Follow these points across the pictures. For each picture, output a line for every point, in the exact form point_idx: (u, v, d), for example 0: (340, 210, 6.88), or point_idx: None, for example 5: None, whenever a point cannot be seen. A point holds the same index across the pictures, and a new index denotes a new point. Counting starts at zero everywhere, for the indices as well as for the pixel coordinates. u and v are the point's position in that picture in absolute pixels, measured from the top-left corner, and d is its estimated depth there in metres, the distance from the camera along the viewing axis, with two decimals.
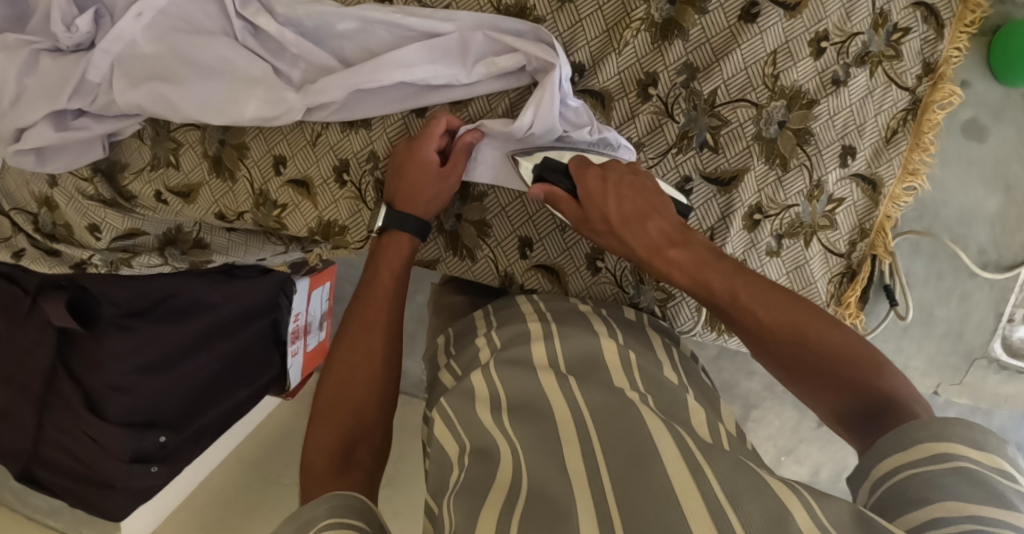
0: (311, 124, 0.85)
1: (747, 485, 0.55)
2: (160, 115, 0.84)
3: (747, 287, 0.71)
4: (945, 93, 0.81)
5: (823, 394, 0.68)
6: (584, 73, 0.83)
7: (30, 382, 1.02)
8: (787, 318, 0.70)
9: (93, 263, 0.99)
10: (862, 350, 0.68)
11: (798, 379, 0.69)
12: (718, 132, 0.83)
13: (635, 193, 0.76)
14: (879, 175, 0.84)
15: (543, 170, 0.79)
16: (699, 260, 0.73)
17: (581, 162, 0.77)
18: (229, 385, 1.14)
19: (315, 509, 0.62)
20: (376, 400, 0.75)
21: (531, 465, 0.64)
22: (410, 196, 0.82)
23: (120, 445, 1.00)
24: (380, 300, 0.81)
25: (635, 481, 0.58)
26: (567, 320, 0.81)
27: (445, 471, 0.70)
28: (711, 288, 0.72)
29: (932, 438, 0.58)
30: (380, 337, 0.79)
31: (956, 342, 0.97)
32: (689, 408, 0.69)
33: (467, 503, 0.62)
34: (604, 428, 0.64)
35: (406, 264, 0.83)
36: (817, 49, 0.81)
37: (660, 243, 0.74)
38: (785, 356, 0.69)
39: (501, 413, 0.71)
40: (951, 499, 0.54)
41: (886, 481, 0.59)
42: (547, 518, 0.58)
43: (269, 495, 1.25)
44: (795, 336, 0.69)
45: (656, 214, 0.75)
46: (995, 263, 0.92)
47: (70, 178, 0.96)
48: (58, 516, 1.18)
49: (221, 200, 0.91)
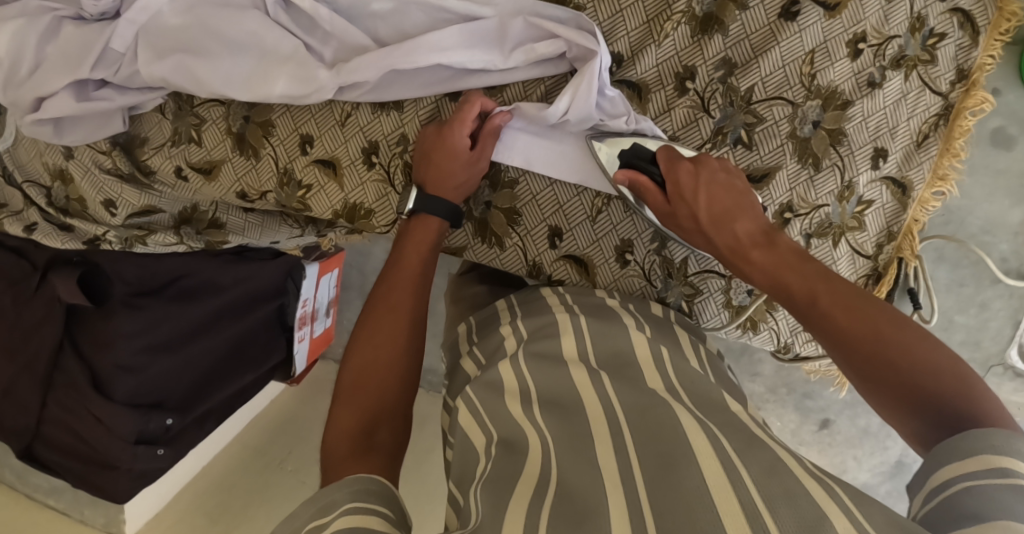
0: (342, 104, 0.84)
1: (780, 490, 0.53)
2: (183, 89, 0.82)
3: (828, 289, 0.67)
4: (977, 100, 0.81)
5: (902, 409, 0.62)
6: (622, 64, 0.82)
7: (35, 359, 1.00)
8: (867, 322, 0.65)
9: (107, 240, 0.97)
10: (954, 368, 0.61)
11: (873, 387, 0.64)
12: (753, 129, 0.82)
13: (724, 192, 0.75)
14: (909, 179, 0.84)
15: (632, 158, 0.79)
16: (781, 259, 0.71)
17: (670, 156, 0.77)
18: (235, 369, 1.13)
19: (338, 492, 0.61)
20: (400, 385, 0.73)
21: (560, 455, 0.63)
22: (439, 184, 0.81)
23: (125, 426, 0.98)
24: (407, 283, 0.79)
25: (667, 480, 0.57)
26: (595, 312, 0.80)
27: (469, 460, 0.69)
28: (789, 287, 0.70)
29: (994, 450, 0.54)
30: (406, 321, 0.77)
31: (973, 349, 0.98)
32: (721, 402, 0.68)
33: (492, 491, 0.61)
34: (637, 425, 0.64)
35: (434, 250, 0.81)
36: (854, 51, 0.80)
37: (743, 242, 0.73)
38: (863, 361, 0.64)
39: (531, 406, 0.70)
40: (1008, 518, 0.50)
41: (939, 491, 0.55)
42: (578, 509, 0.56)
43: (271, 481, 1.23)
44: (875, 342, 0.63)
45: (745, 214, 0.74)
46: (1016, 271, 0.93)
47: (87, 151, 0.93)
48: (58, 496, 1.17)
49: (244, 178, 0.89)
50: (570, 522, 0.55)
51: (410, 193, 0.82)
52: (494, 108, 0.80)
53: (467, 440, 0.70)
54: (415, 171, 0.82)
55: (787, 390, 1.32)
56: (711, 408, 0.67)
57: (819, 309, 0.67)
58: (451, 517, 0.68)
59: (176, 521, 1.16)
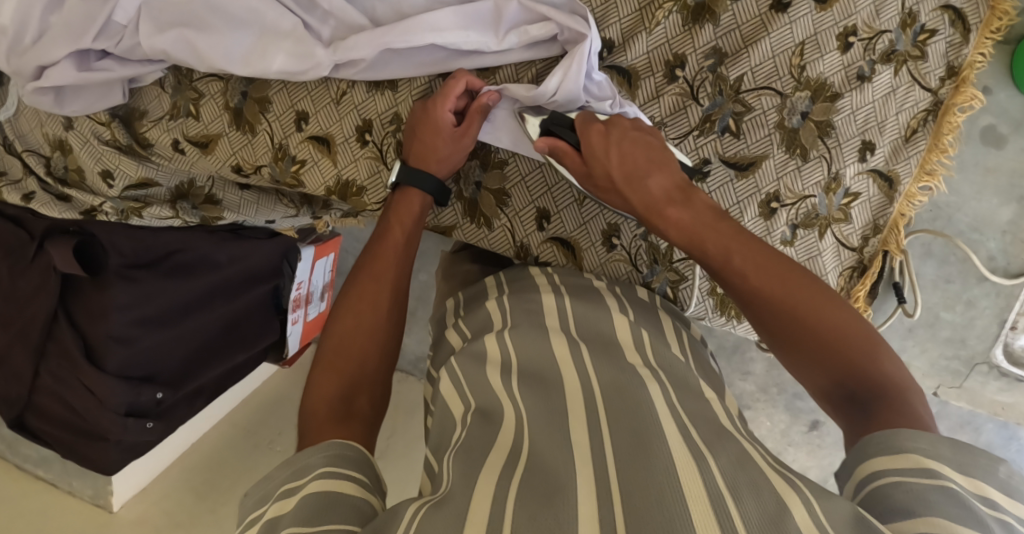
0: (337, 82, 0.85)
1: (746, 482, 0.54)
2: (184, 62, 0.84)
3: (740, 249, 0.69)
4: (966, 97, 0.82)
5: (815, 376, 0.66)
6: (613, 50, 0.83)
7: (30, 328, 1.01)
8: (779, 284, 0.67)
9: (103, 211, 0.98)
10: (855, 329, 0.65)
11: (787, 351, 0.67)
12: (741, 118, 0.83)
13: (638, 147, 0.75)
14: (896, 172, 0.85)
15: (549, 125, 0.79)
16: (695, 215, 0.72)
17: (586, 120, 0.77)
18: (229, 347, 1.16)
19: (312, 456, 0.64)
20: (381, 353, 0.76)
21: (531, 428, 0.64)
22: (423, 158, 0.82)
23: (117, 398, 1.00)
24: (391, 254, 0.82)
25: (636, 457, 0.57)
26: (578, 293, 0.82)
27: (446, 429, 0.70)
28: (703, 246, 0.71)
29: (924, 451, 0.56)
30: (389, 293, 0.79)
31: (959, 347, 0.99)
32: (697, 386, 0.70)
33: (464, 460, 0.62)
34: (613, 404, 0.64)
35: (418, 223, 0.84)
36: (845, 44, 0.81)
37: (660, 200, 0.73)
38: (777, 326, 0.67)
39: (510, 377, 0.71)
40: (936, 514, 0.52)
41: (867, 483, 0.57)
42: (544, 483, 0.57)
43: (258, 460, 1.24)
44: (786, 308, 0.67)
45: (659, 169, 0.74)
46: (1004, 270, 0.93)
47: (87, 122, 0.94)
48: (48, 466, 1.17)
49: (239, 153, 0.91)
50: (540, 496, 0.56)
51: (394, 166, 0.84)
52: (482, 86, 0.81)
53: (447, 411, 0.72)
54: (404, 147, 0.84)
55: (778, 391, 1.32)
56: (686, 394, 0.68)
57: (732, 270, 0.69)
58: (426, 484, 0.69)
59: (160, 497, 1.17)
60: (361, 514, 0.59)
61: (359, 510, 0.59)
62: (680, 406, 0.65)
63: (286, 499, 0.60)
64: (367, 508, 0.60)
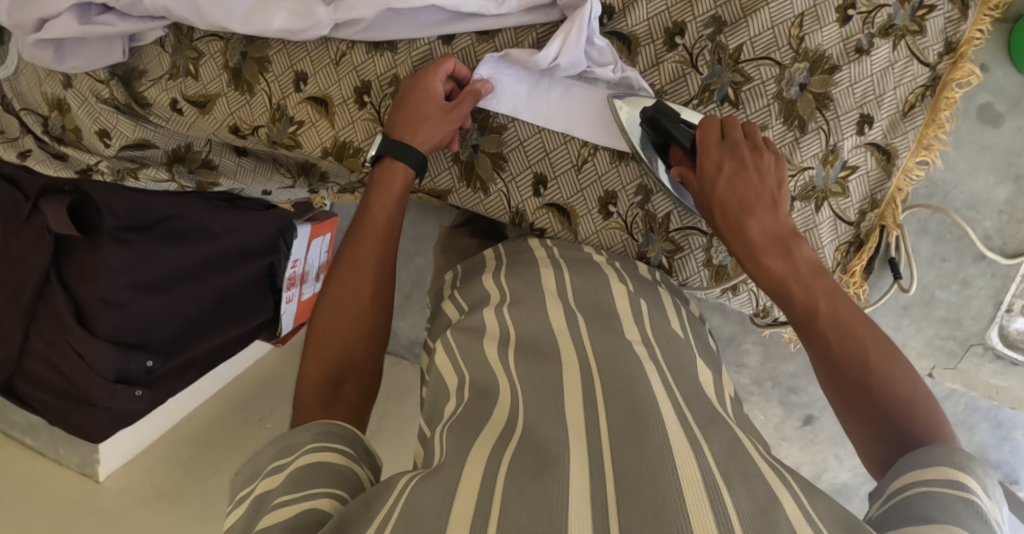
0: (337, 42, 0.85)
1: (738, 469, 0.53)
2: (185, 19, 0.83)
3: (827, 303, 0.69)
4: (965, 73, 0.82)
5: (868, 436, 0.65)
6: (614, 16, 0.83)
7: (21, 290, 1.00)
8: (857, 348, 0.67)
9: (99, 170, 0.97)
10: (927, 409, 0.64)
11: (846, 405, 0.67)
12: (740, 88, 0.84)
13: (746, 188, 0.74)
14: (894, 146, 0.85)
15: (655, 114, 0.80)
16: (791, 266, 0.72)
17: (706, 132, 0.78)
18: (220, 320, 1.16)
19: (301, 433, 0.64)
20: (373, 303, 0.76)
21: (526, 401, 0.63)
22: (409, 125, 0.82)
23: (105, 362, 0.99)
24: (374, 241, 0.80)
25: (629, 429, 0.57)
26: (576, 267, 0.81)
27: (439, 400, 0.70)
28: (790, 295, 0.71)
29: (954, 465, 0.56)
30: (377, 260, 0.79)
31: (954, 328, 0.99)
32: (693, 367, 0.69)
33: (460, 432, 0.61)
34: (606, 374, 0.64)
35: (398, 200, 0.82)
36: (843, 16, 0.81)
37: (759, 247, 0.73)
38: (844, 382, 0.67)
39: (507, 350, 0.70)
40: (949, 521, 0.51)
41: (898, 493, 0.57)
42: (536, 460, 0.55)
43: (246, 436, 1.23)
44: (860, 369, 0.66)
45: (761, 215, 0.74)
46: (1000, 250, 0.94)
47: (86, 80, 0.93)
48: (36, 434, 1.15)
49: (237, 113, 0.91)
50: (529, 468, 0.54)
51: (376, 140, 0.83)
52: (470, 75, 0.83)
53: (441, 381, 0.71)
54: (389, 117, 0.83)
55: (773, 384, 1.31)
56: (681, 375, 0.67)
57: (813, 323, 0.69)
58: (420, 452, 0.69)
59: (146, 470, 1.17)
60: (348, 481, 0.60)
61: (344, 476, 0.60)
62: (677, 388, 0.64)
63: (275, 474, 0.60)
64: (352, 475, 0.61)
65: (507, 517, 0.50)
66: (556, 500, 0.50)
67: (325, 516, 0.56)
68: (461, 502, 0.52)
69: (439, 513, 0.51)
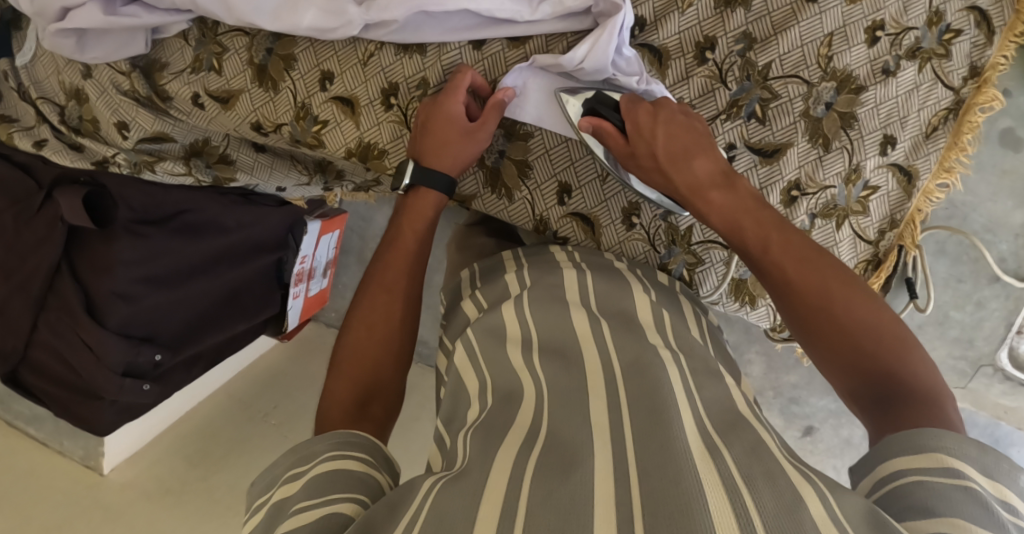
0: (365, 43, 0.85)
1: (761, 471, 0.53)
2: (213, 13, 0.82)
3: (779, 234, 0.71)
4: (988, 97, 0.82)
5: (841, 367, 0.66)
6: (645, 28, 0.83)
7: (29, 279, 0.98)
8: (817, 275, 0.68)
9: (116, 162, 0.97)
10: (892, 333, 0.65)
11: (816, 342, 0.67)
12: (767, 105, 0.84)
13: (684, 132, 0.77)
14: (916, 168, 0.86)
15: (595, 105, 0.80)
16: (739, 201, 0.74)
17: (632, 100, 0.78)
18: (231, 315, 1.16)
19: (319, 443, 0.63)
20: (401, 330, 0.77)
21: (553, 408, 0.62)
22: (446, 154, 0.82)
23: (114, 356, 0.97)
24: (401, 262, 0.81)
25: (654, 435, 0.57)
26: (602, 272, 0.81)
27: (458, 403, 0.70)
28: (742, 229, 0.73)
29: (947, 450, 0.55)
30: (405, 280, 0.80)
31: (967, 347, 1.04)
32: (717, 374, 0.68)
33: (485, 436, 0.61)
34: (633, 381, 0.63)
35: (428, 228, 0.83)
36: (872, 38, 0.82)
37: (703, 184, 0.75)
38: (809, 315, 0.68)
39: (532, 354, 0.70)
40: (957, 516, 0.50)
41: (889, 481, 0.56)
42: (563, 464, 0.55)
43: (252, 433, 1.22)
44: (820, 295, 0.68)
45: (702, 154, 0.76)
46: (1013, 272, 0.99)
47: (106, 71, 0.93)
48: (39, 424, 1.15)
49: (260, 110, 0.91)
50: (559, 475, 0.54)
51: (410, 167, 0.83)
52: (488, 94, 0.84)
53: (461, 382, 0.71)
54: (421, 144, 0.83)
55: (773, 394, 1.31)
56: (707, 380, 0.66)
57: (770, 251, 0.71)
58: (437, 456, 0.68)
59: (150, 464, 1.15)
60: (367, 487, 0.60)
61: (363, 482, 0.60)
62: (697, 397, 0.63)
63: (292, 481, 0.60)
64: (372, 482, 0.61)
65: (539, 527, 0.49)
66: (587, 509, 0.51)
67: (348, 522, 0.56)
68: (487, 506, 0.52)
69: (467, 522, 0.51)
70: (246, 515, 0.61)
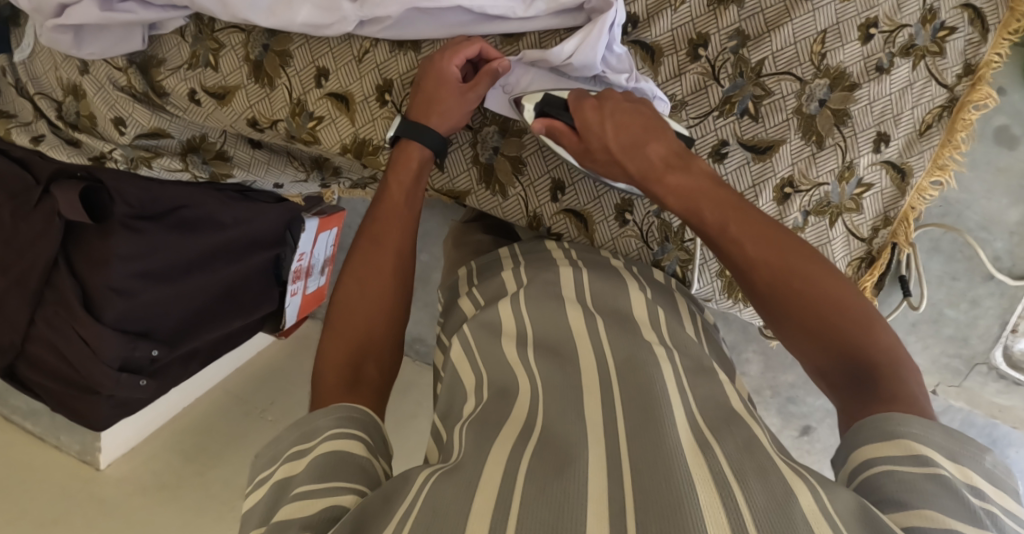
0: (360, 40, 0.85)
1: (754, 468, 0.53)
2: (209, 9, 0.82)
3: (734, 219, 0.69)
4: (982, 95, 0.82)
5: (812, 352, 0.65)
6: (638, 25, 0.84)
7: (28, 274, 0.99)
8: (778, 258, 0.67)
9: (113, 157, 0.98)
10: (853, 311, 0.64)
11: (784, 328, 0.67)
12: (760, 102, 0.84)
13: (632, 117, 0.75)
14: (909, 165, 0.86)
15: (543, 107, 0.79)
16: (695, 183, 0.71)
17: (578, 97, 0.77)
18: (228, 310, 1.16)
19: (321, 418, 0.64)
20: (393, 297, 0.76)
21: (547, 403, 0.63)
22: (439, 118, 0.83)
23: (110, 350, 0.98)
24: (391, 227, 0.81)
25: (646, 429, 0.57)
26: (596, 268, 0.81)
27: (454, 397, 0.70)
28: (701, 215, 0.71)
29: (913, 437, 0.55)
30: (395, 247, 0.80)
31: (961, 345, 1.04)
32: (710, 369, 0.68)
33: (479, 430, 0.61)
34: (626, 376, 0.64)
35: (415, 188, 0.83)
36: (865, 35, 0.82)
37: (660, 168, 0.73)
38: (774, 301, 0.67)
39: (526, 349, 0.70)
40: (929, 507, 0.50)
41: (859, 473, 0.56)
42: (555, 458, 0.56)
43: (248, 431, 1.23)
44: (785, 278, 0.67)
45: (654, 138, 0.74)
46: (1008, 271, 0.99)
47: (103, 67, 0.94)
48: (37, 420, 1.15)
49: (256, 106, 0.91)
50: (551, 469, 0.54)
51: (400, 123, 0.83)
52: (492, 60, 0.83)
53: (456, 377, 0.71)
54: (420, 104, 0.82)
55: (771, 393, 1.31)
56: (702, 378, 0.66)
57: (728, 236, 0.69)
58: (433, 451, 0.69)
59: (148, 459, 1.16)
60: (366, 474, 0.60)
61: (363, 467, 0.60)
62: (689, 391, 0.63)
63: (296, 460, 0.60)
64: (371, 467, 0.61)
65: (530, 519, 0.50)
66: (580, 504, 0.51)
67: (344, 512, 0.56)
68: (481, 498, 0.52)
69: (460, 515, 0.51)
70: (248, 487, 0.62)
